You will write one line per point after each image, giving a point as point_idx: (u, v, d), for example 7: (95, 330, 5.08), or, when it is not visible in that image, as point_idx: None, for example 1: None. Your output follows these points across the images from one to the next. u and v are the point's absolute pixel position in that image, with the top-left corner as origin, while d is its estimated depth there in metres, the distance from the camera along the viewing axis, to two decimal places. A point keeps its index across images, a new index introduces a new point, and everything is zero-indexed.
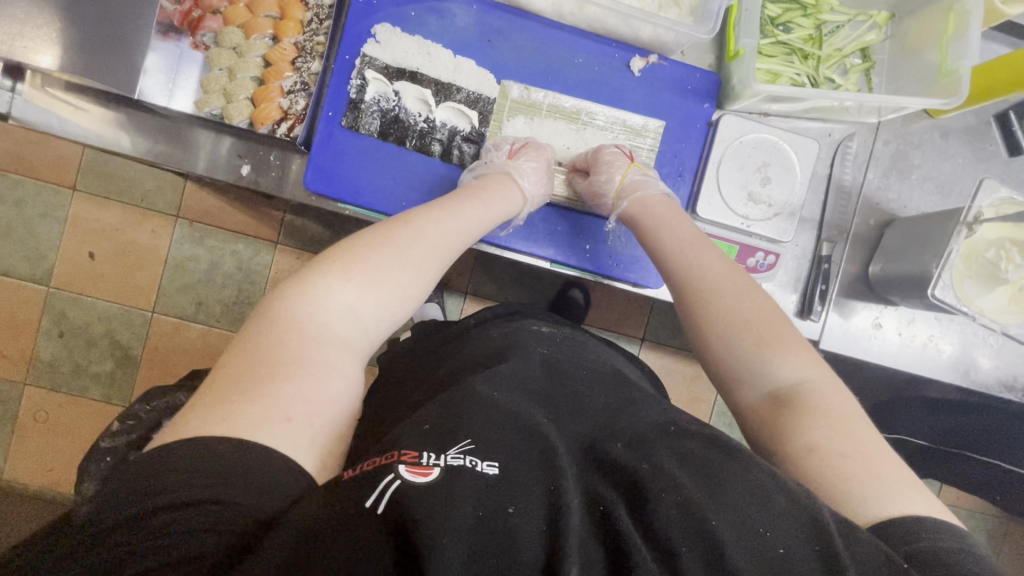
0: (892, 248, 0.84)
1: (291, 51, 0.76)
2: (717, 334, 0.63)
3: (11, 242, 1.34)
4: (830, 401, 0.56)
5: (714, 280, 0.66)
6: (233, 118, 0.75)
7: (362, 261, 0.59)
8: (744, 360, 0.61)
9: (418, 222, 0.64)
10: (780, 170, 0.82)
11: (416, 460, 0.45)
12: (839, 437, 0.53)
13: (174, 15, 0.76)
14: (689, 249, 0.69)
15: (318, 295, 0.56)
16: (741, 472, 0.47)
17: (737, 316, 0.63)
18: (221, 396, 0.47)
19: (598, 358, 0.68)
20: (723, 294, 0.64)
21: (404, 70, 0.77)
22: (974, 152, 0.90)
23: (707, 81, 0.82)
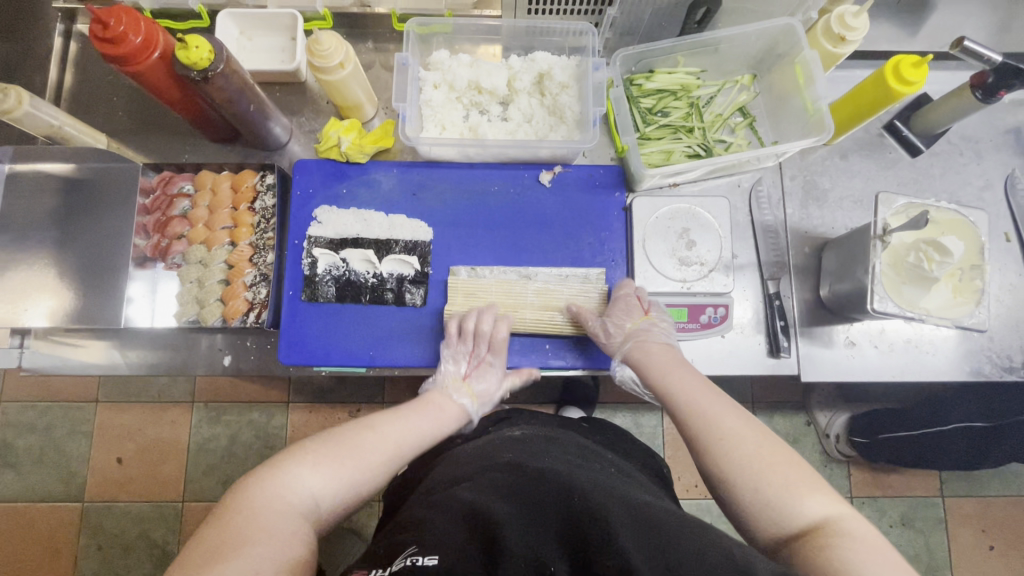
0: (832, 268, 0.88)
1: (248, 250, 0.86)
2: (733, 468, 0.60)
3: (45, 466, 1.42)
4: (861, 532, 0.52)
5: (717, 407, 0.65)
6: (208, 320, 0.84)
7: (329, 453, 0.63)
8: (763, 493, 0.57)
9: (376, 425, 0.69)
10: (701, 231, 0.88)
11: (366, 574, 0.51)
12: (872, 561, 0.49)
13: (146, 249, 0.88)
14: (674, 374, 0.72)
15: (284, 478, 0.58)
16: (685, 529, 0.50)
17: (756, 461, 0.59)
18: (184, 573, 0.49)
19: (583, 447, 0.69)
20: (743, 442, 0.61)
21: (347, 239, 0.87)
22: (876, 163, 0.97)
23: (611, 174, 0.91)
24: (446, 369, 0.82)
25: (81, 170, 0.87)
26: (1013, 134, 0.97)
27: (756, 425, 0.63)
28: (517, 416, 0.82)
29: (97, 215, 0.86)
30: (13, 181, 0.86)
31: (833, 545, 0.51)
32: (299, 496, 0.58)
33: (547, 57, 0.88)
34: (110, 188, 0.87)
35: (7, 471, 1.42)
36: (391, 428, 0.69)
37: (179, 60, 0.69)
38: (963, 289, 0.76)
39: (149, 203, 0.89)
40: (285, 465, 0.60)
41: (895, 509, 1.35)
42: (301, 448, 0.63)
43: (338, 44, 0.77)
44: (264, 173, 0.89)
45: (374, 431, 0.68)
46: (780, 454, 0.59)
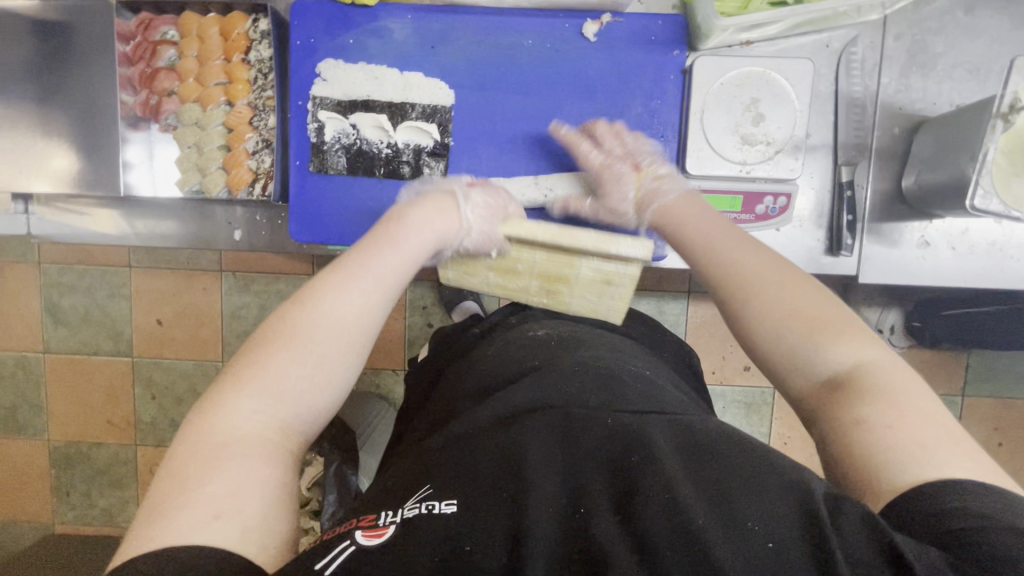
0: (924, 155, 0.75)
1: (246, 112, 0.76)
2: (771, 326, 0.53)
3: (90, 324, 1.48)
4: (892, 381, 0.46)
5: (750, 267, 0.57)
6: (212, 191, 0.77)
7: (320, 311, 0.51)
8: (796, 352, 0.51)
9: (388, 238, 0.59)
10: (774, 102, 0.74)
11: (373, 523, 0.42)
12: (907, 423, 0.42)
13: (136, 107, 0.78)
14: (721, 238, 0.61)
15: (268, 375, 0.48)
16: (736, 446, 0.44)
17: (782, 310, 0.53)
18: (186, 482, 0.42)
19: (614, 352, 0.63)
20: (765, 281, 0.55)
21: (356, 101, 0.76)
22: (1009, 19, 0.77)
23: (671, 26, 0.75)
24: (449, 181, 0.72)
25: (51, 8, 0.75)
26: None
27: (772, 266, 0.57)
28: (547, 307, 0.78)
29: (76, 65, 0.76)
30: None
31: (860, 396, 0.45)
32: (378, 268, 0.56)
33: None
34: (85, 34, 0.75)
35: (59, 327, 1.50)
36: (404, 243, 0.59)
37: None
38: None
39: (130, 52, 0.77)
40: (332, 283, 0.53)
41: None
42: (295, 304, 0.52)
43: None
44: (257, 17, 0.76)
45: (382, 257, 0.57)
46: (804, 300, 0.53)
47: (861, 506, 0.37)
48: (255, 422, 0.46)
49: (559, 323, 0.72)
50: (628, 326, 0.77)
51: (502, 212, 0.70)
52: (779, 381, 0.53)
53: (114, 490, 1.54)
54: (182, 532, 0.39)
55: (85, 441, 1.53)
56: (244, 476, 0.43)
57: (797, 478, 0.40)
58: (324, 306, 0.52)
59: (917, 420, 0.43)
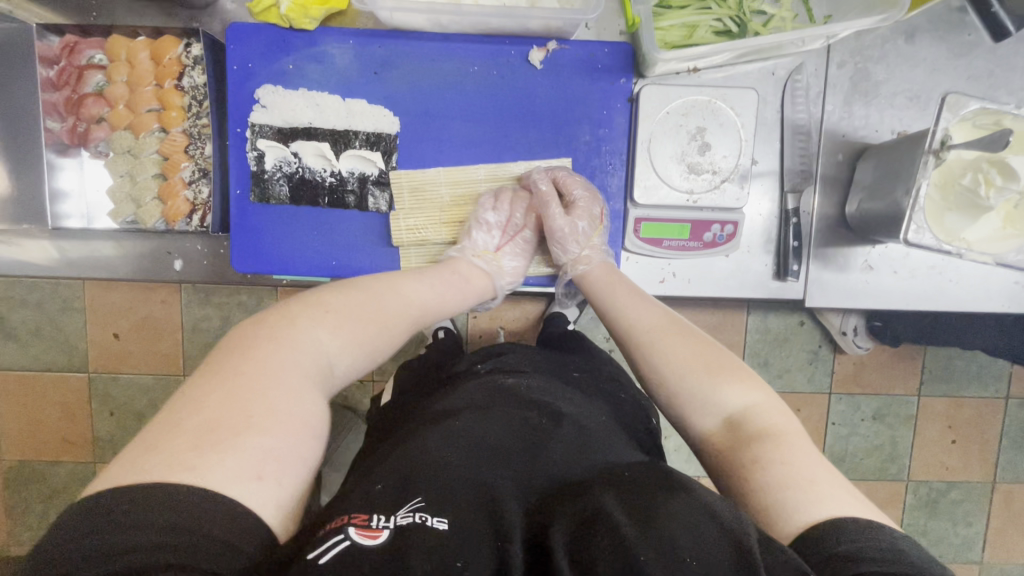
0: (866, 183, 0.76)
1: (181, 140, 0.73)
2: (671, 380, 0.60)
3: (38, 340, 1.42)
4: (777, 421, 0.53)
5: (645, 327, 0.65)
6: (148, 222, 0.74)
7: (346, 313, 0.58)
8: (695, 392, 0.57)
9: (398, 284, 0.65)
10: (719, 131, 0.74)
11: (366, 521, 0.41)
12: (788, 455, 0.48)
13: (62, 135, 0.74)
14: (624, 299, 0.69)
15: (302, 338, 0.53)
16: (682, 491, 0.44)
17: (685, 363, 0.59)
18: (197, 439, 0.42)
19: (580, 404, 0.64)
20: (654, 335, 0.63)
21: (297, 129, 0.74)
22: (948, 48, 0.78)
23: (618, 54, 0.74)
24: (477, 241, 0.75)
25: None
26: None
27: (675, 327, 0.64)
28: (514, 352, 0.77)
29: None
30: None
31: (754, 438, 0.51)
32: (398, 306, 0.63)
33: None
34: (6, 58, 0.72)
35: (9, 343, 1.43)
36: (412, 286, 0.66)
37: None
38: (1016, 218, 0.65)
39: (53, 76, 0.73)
40: (355, 306, 0.59)
41: None
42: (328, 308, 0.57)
43: None
44: (189, 41, 0.72)
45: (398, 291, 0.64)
46: (686, 348, 0.61)
47: (797, 559, 0.38)
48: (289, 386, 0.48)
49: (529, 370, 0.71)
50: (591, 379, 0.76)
51: (492, 290, 0.77)
52: (679, 414, 0.58)
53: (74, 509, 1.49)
54: (203, 475, 0.40)
55: (41, 459, 1.48)
56: (282, 439, 0.45)
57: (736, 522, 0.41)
58: (345, 322, 0.57)
59: (799, 455, 0.48)
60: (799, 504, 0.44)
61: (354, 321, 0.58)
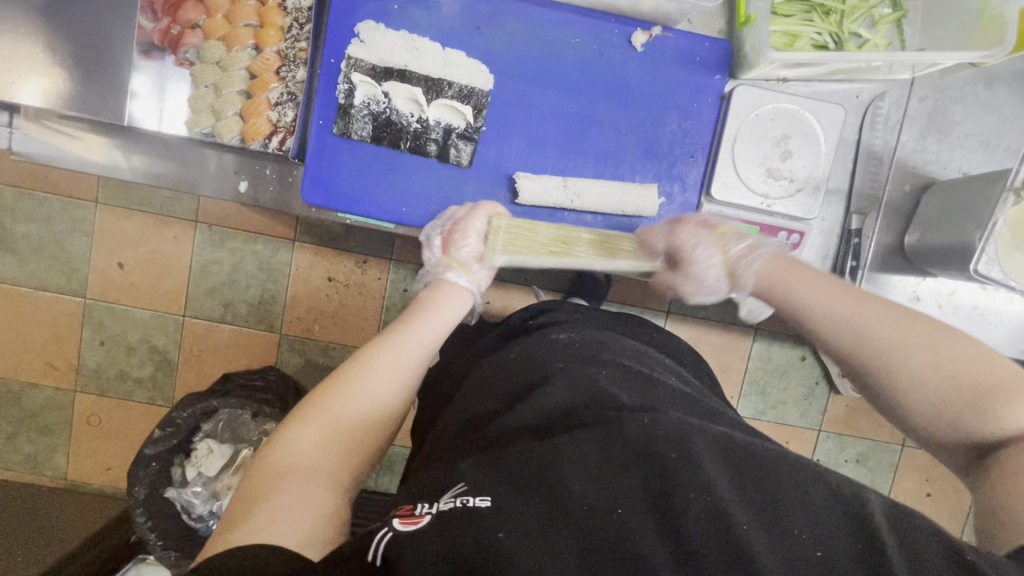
0: (929, 216, 0.78)
1: (274, 60, 0.73)
2: (907, 388, 0.52)
3: (33, 255, 1.31)
4: None
5: (880, 340, 0.54)
6: (226, 136, 0.73)
7: (324, 390, 0.57)
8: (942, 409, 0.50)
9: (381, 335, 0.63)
10: (802, 141, 0.76)
11: (409, 511, 0.42)
12: None
13: (154, 34, 0.74)
14: (834, 300, 0.57)
15: (293, 432, 0.53)
16: (774, 461, 0.45)
17: (936, 369, 0.51)
18: (233, 516, 0.45)
19: (638, 356, 0.65)
20: (876, 338, 0.54)
21: (392, 69, 0.73)
22: (1022, 101, 0.81)
23: (717, 51, 0.75)
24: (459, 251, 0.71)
25: None
26: None
27: (899, 326, 0.54)
28: (566, 307, 0.77)
29: None
30: None
31: None
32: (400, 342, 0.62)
33: None
34: None
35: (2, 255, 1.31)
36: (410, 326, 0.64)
37: None
38: None
39: None
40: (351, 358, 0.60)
41: (857, 448, 1.35)
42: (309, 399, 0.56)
43: None
44: None
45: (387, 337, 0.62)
46: (917, 352, 0.52)
47: (936, 534, 0.40)
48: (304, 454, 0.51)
49: (582, 324, 0.72)
50: (644, 334, 0.76)
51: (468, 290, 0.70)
52: (920, 413, 0.52)
53: (43, 438, 1.36)
54: (241, 537, 0.42)
55: (16, 383, 1.36)
56: (295, 496, 0.46)
57: (852, 496, 0.42)
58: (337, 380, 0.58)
59: None
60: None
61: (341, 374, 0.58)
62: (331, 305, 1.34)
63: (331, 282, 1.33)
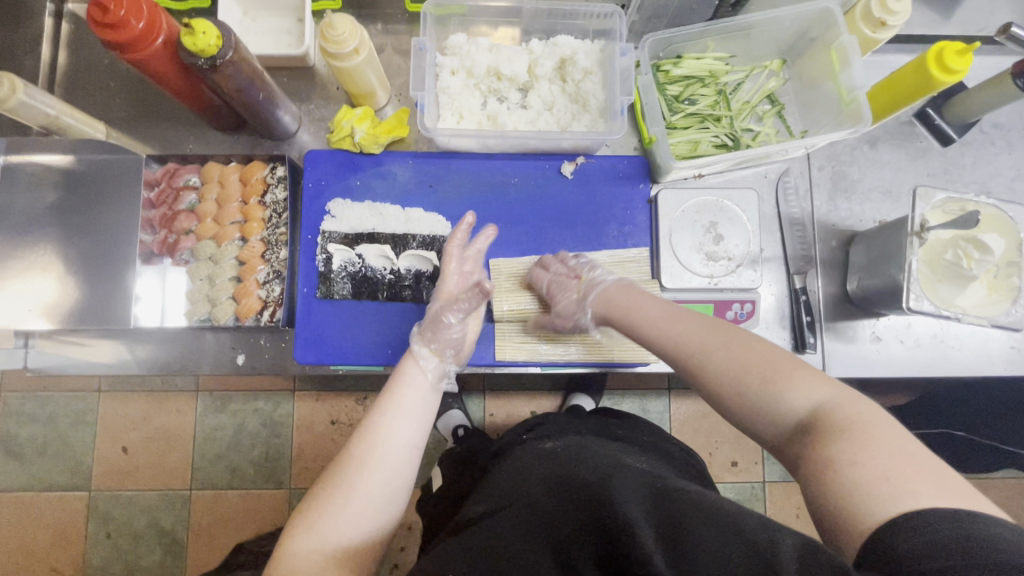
0: (861, 264, 0.86)
1: (259, 246, 0.83)
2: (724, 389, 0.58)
3: (39, 456, 1.34)
4: (860, 415, 0.48)
5: (694, 342, 0.62)
6: (221, 319, 0.81)
7: (340, 469, 0.62)
8: (752, 404, 0.55)
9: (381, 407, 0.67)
10: (729, 224, 0.86)
11: None
12: (869, 456, 0.44)
13: (153, 244, 0.84)
14: (672, 321, 0.65)
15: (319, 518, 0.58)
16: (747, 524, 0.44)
17: (728, 371, 0.57)
18: None
19: (614, 451, 0.66)
20: (683, 344, 0.63)
21: (362, 234, 0.84)
22: (906, 152, 0.94)
23: (636, 165, 0.88)
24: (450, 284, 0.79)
25: (81, 161, 0.82)
26: None
27: (717, 333, 0.61)
28: (552, 423, 0.81)
29: (100, 208, 0.82)
30: (9, 173, 0.81)
31: (826, 437, 0.48)
32: (412, 422, 0.66)
33: (569, 41, 0.84)
34: (109, 180, 0.82)
35: (10, 461, 1.33)
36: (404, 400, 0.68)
37: (185, 47, 0.66)
38: (999, 286, 0.74)
39: (154, 197, 0.85)
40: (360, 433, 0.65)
41: None
42: (330, 477, 0.61)
43: (352, 29, 0.73)
44: (275, 165, 0.85)
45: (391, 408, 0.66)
46: (710, 339, 0.61)
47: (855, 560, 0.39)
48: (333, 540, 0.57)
49: (569, 433, 0.74)
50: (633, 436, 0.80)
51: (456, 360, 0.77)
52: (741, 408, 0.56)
53: None
54: None
55: None
56: None
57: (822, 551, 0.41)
58: (352, 459, 0.62)
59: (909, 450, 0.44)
60: (865, 508, 0.42)
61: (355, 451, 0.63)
62: (336, 449, 1.34)
63: (335, 425, 1.35)
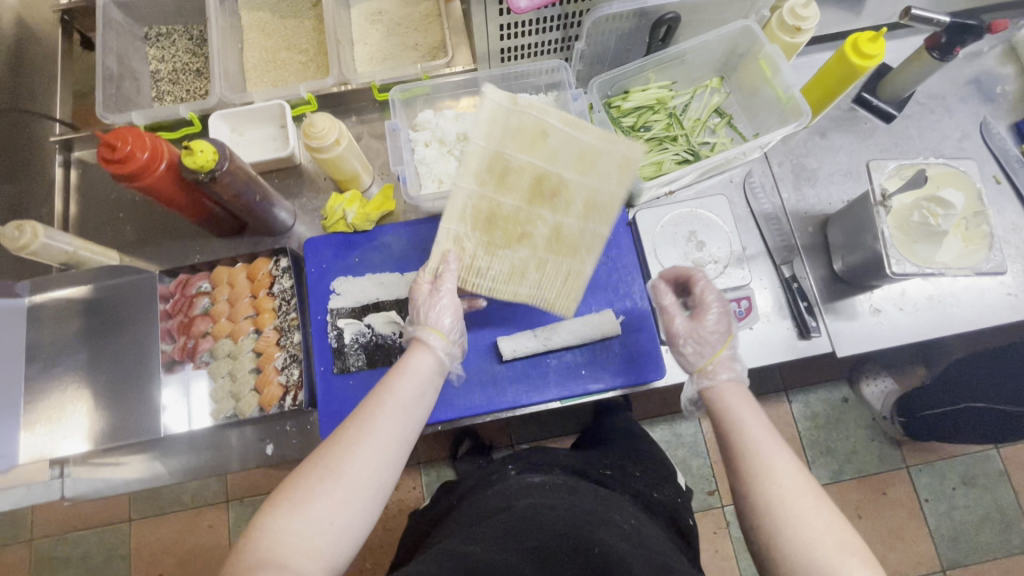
0: (840, 242, 0.90)
1: (274, 334, 0.87)
2: (791, 524, 0.54)
3: None
4: None
5: (783, 465, 0.58)
6: (247, 411, 0.84)
7: (342, 444, 0.58)
8: (814, 560, 0.52)
9: (391, 398, 0.63)
10: (707, 231, 0.91)
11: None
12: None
13: (174, 352, 0.87)
14: (769, 436, 0.61)
15: (308, 495, 0.55)
16: None
17: (801, 521, 0.54)
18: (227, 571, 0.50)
19: (598, 503, 0.74)
20: (772, 456, 0.59)
21: (367, 304, 0.88)
22: (854, 135, 1.01)
23: None
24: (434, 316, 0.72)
25: (98, 289, 0.88)
26: (973, 86, 1.04)
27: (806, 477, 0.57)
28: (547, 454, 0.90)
29: (119, 329, 0.87)
30: (34, 313, 0.86)
31: None
32: (410, 410, 0.63)
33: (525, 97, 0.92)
34: (126, 302, 0.87)
35: None
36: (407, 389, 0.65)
37: (186, 166, 0.73)
38: (973, 236, 0.78)
39: (170, 307, 0.89)
40: (365, 414, 0.61)
41: None
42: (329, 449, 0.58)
43: (331, 123, 0.81)
44: (277, 257, 0.91)
45: (395, 395, 0.63)
46: (793, 469, 0.58)
47: None
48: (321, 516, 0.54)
49: (554, 472, 0.84)
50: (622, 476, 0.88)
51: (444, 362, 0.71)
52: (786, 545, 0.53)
53: None
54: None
55: None
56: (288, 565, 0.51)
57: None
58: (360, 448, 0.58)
59: None
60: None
61: (365, 446, 0.58)
62: None
63: None
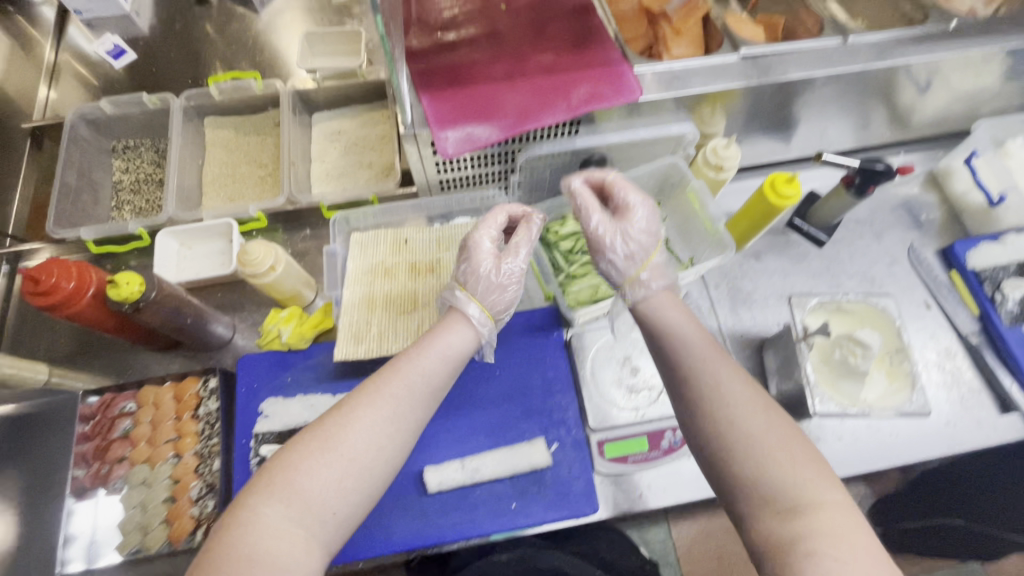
0: (775, 368, 0.90)
1: (193, 461, 0.84)
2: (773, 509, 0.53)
3: None
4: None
5: (747, 431, 0.56)
6: (154, 546, 0.79)
7: (341, 419, 0.60)
8: (785, 552, 0.50)
9: (397, 370, 0.64)
10: (642, 356, 0.93)
11: None
12: None
13: (85, 478, 0.84)
14: (738, 387, 0.59)
15: (295, 469, 0.56)
16: None
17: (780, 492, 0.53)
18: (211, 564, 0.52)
19: None
20: (750, 423, 0.56)
21: (294, 429, 0.85)
22: (788, 258, 1.05)
23: (547, 315, 0.95)
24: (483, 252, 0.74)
25: None
26: (899, 211, 1.10)
27: (775, 428, 0.56)
28: None
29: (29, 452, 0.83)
30: None
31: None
32: (420, 381, 0.65)
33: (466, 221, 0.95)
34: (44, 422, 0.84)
35: None
36: (430, 362, 0.66)
37: (111, 297, 0.73)
38: (894, 373, 0.79)
39: (88, 429, 0.86)
40: (373, 387, 0.62)
41: None
42: (326, 425, 0.59)
43: (267, 250, 0.83)
44: (207, 377, 0.89)
45: (411, 362, 0.65)
46: (768, 431, 0.56)
47: None
48: (309, 487, 0.56)
49: None
50: None
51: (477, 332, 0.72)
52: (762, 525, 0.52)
53: None
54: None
55: None
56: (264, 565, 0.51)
57: None
58: (363, 422, 0.60)
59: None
60: None
61: (369, 426, 0.60)
62: None
63: None
